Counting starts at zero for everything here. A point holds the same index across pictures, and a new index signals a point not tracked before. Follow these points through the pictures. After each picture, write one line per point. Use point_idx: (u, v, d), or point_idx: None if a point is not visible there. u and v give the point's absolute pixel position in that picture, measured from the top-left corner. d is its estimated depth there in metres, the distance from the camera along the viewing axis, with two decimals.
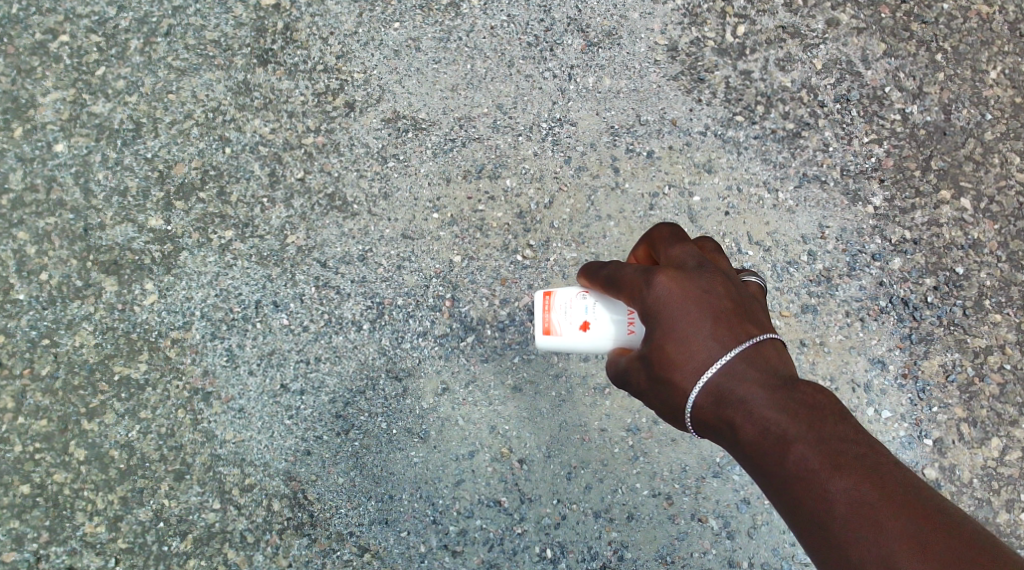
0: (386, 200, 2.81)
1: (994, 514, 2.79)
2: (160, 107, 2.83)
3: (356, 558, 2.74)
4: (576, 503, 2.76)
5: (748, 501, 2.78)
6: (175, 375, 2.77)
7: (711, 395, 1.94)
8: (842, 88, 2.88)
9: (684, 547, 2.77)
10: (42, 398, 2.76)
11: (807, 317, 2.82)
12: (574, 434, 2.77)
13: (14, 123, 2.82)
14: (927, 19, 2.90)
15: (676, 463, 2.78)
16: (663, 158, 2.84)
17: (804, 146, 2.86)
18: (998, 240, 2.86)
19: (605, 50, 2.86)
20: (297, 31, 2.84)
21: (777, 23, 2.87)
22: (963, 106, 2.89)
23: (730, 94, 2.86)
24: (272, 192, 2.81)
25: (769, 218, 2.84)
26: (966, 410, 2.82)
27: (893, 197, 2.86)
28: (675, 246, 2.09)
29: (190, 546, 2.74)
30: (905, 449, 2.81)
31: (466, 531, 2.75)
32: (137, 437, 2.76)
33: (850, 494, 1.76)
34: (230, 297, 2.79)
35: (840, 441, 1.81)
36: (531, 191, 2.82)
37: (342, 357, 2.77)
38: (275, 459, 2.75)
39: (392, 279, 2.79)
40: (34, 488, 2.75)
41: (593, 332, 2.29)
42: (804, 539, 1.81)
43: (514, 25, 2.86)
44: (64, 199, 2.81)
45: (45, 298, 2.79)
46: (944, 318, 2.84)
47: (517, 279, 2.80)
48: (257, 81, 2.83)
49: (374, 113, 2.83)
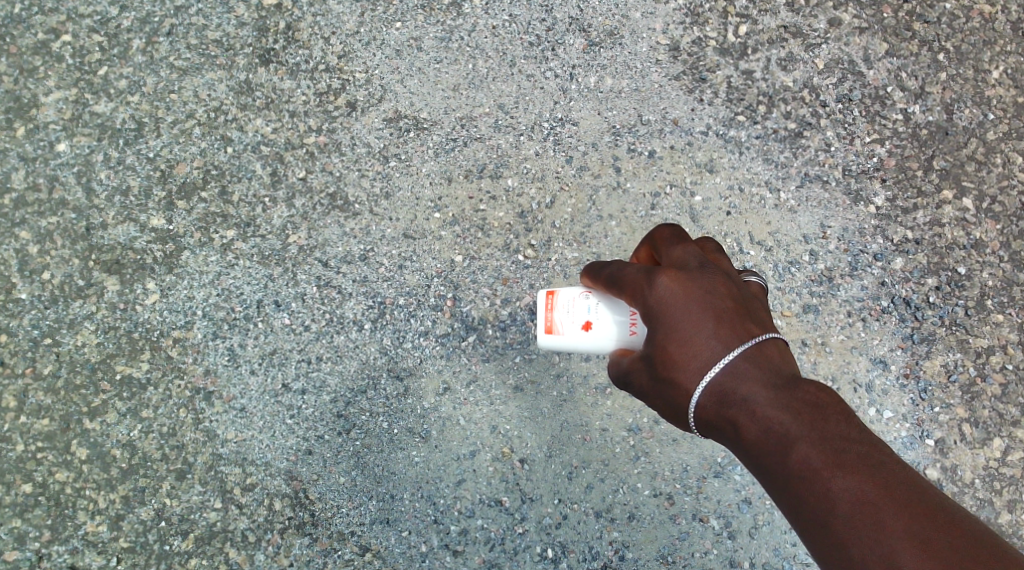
0: (387, 199, 2.81)
1: (996, 514, 2.79)
2: (163, 106, 2.83)
3: (356, 558, 2.74)
4: (577, 503, 2.76)
5: (749, 501, 2.78)
6: (176, 374, 2.77)
7: (714, 395, 1.93)
8: (844, 88, 2.87)
9: (686, 548, 2.77)
10: (44, 397, 2.77)
11: (809, 318, 2.81)
12: (575, 434, 2.77)
13: (17, 122, 2.82)
14: (929, 19, 2.90)
15: (678, 463, 2.77)
16: (665, 158, 2.84)
17: (805, 146, 2.86)
18: (1001, 240, 2.86)
19: (607, 50, 2.86)
20: (299, 31, 2.84)
21: (779, 22, 2.87)
22: (965, 106, 2.89)
23: (732, 93, 2.85)
24: (274, 191, 2.81)
25: (771, 218, 2.83)
26: (968, 410, 2.81)
27: (895, 197, 2.86)
28: (676, 247, 2.10)
29: (192, 545, 2.74)
30: (907, 450, 2.81)
31: (467, 530, 2.75)
32: (138, 436, 2.76)
33: (853, 493, 1.76)
34: (231, 296, 2.79)
35: (842, 440, 1.80)
36: (532, 190, 2.82)
37: (343, 356, 2.77)
38: (276, 458, 2.75)
39: (394, 279, 2.79)
40: (35, 487, 2.75)
41: (594, 332, 2.29)
42: (807, 538, 1.80)
43: (516, 25, 2.85)
44: (66, 198, 2.81)
45: (47, 297, 2.79)
46: (947, 318, 2.83)
47: (518, 279, 2.80)
48: (259, 81, 2.83)
49: (375, 112, 2.83)
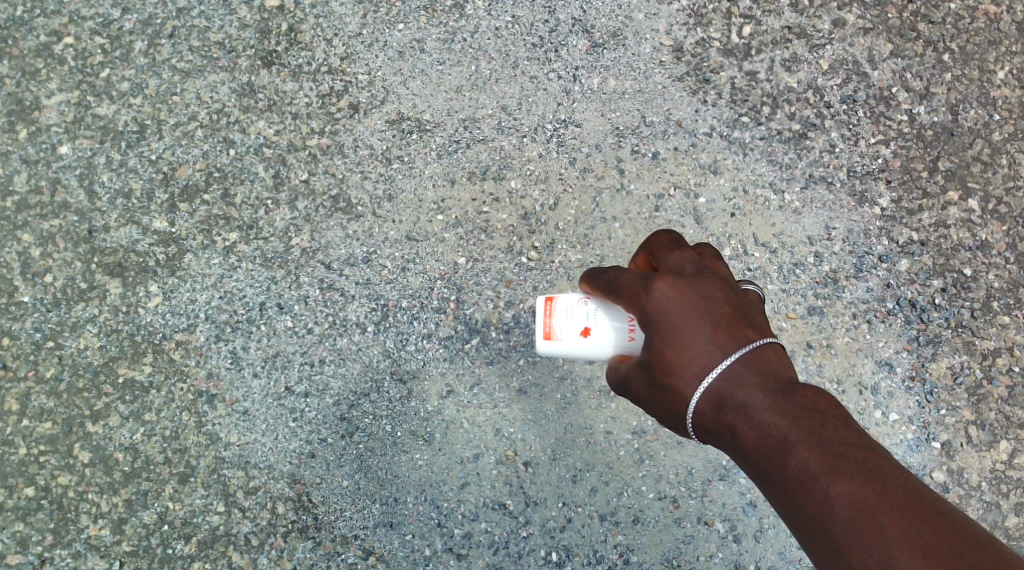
0: (390, 202, 2.81)
1: (1003, 517, 2.78)
2: (165, 108, 2.82)
3: (360, 561, 2.74)
4: (582, 506, 2.75)
5: (754, 504, 2.77)
6: (179, 376, 2.76)
7: (711, 400, 1.92)
8: (849, 89, 2.86)
9: (691, 551, 2.76)
10: (46, 400, 2.76)
11: (814, 320, 2.80)
12: (578, 437, 2.76)
13: (20, 125, 2.82)
14: (934, 19, 2.88)
15: (683, 466, 2.76)
16: (669, 159, 2.83)
17: (810, 147, 2.84)
18: (1007, 241, 2.85)
19: (611, 51, 2.85)
20: (302, 32, 2.84)
21: (783, 23, 2.86)
22: (971, 107, 2.87)
23: (736, 94, 2.84)
24: (277, 193, 2.80)
25: (776, 219, 2.82)
26: (975, 412, 2.80)
27: (901, 198, 2.84)
28: (673, 252, 2.09)
29: (195, 549, 2.74)
30: (913, 452, 2.79)
31: (471, 534, 2.74)
32: (141, 439, 2.75)
33: (851, 497, 1.75)
34: (234, 298, 2.78)
35: (840, 445, 1.79)
36: (536, 192, 2.81)
37: (346, 359, 2.77)
38: (279, 461, 2.74)
39: (397, 281, 2.79)
40: (38, 491, 2.74)
41: (593, 339, 2.28)
42: (806, 543, 1.79)
43: (519, 26, 2.84)
44: (69, 200, 2.80)
45: (50, 300, 2.78)
46: (953, 319, 2.82)
47: (522, 281, 2.79)
48: (262, 82, 2.83)
49: (378, 114, 2.83)
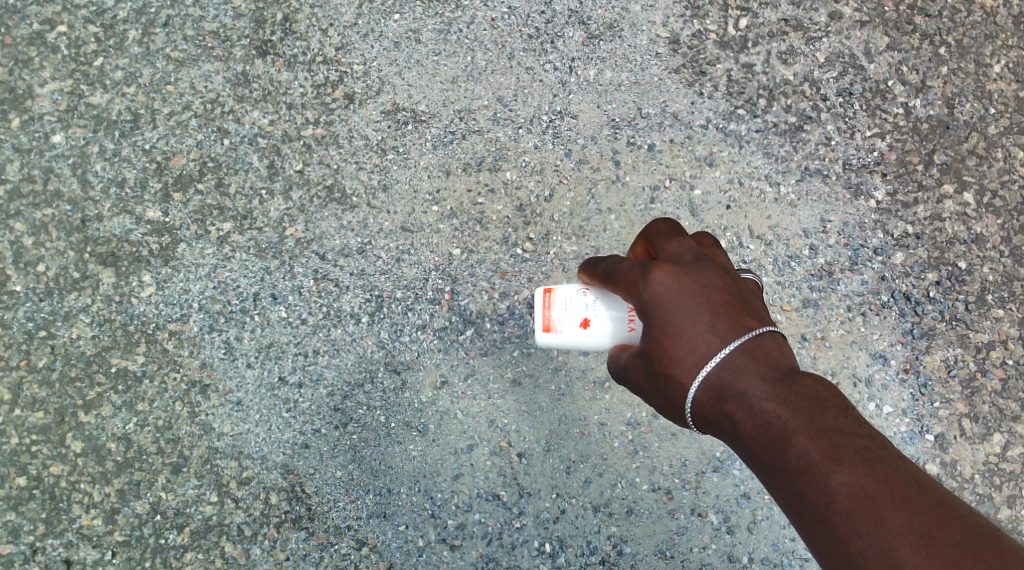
0: (385, 192, 2.80)
1: (995, 510, 2.78)
2: (159, 98, 2.81)
3: (353, 552, 2.73)
4: (576, 498, 2.75)
5: (748, 496, 2.77)
6: (172, 366, 2.75)
7: (710, 389, 1.92)
8: (845, 82, 2.86)
9: (684, 542, 2.76)
10: (38, 390, 2.75)
11: (809, 312, 2.80)
12: (573, 428, 2.76)
13: (12, 113, 2.80)
14: (930, 12, 2.88)
15: (676, 457, 2.76)
16: (665, 151, 2.82)
17: (806, 140, 2.84)
18: (1001, 235, 2.85)
19: (606, 43, 2.84)
20: (297, 22, 2.82)
21: (779, 16, 2.86)
22: (967, 100, 2.87)
23: (732, 87, 2.84)
24: (271, 183, 2.79)
25: (771, 212, 2.82)
26: (968, 404, 2.80)
27: (896, 191, 2.84)
28: (672, 240, 2.08)
29: (188, 539, 2.73)
30: (907, 445, 2.80)
31: (464, 524, 2.74)
32: (134, 429, 2.74)
33: (850, 487, 1.74)
34: (228, 288, 2.77)
35: (841, 434, 1.79)
36: (532, 184, 2.81)
37: (340, 350, 2.76)
38: (273, 451, 2.74)
39: (391, 271, 2.78)
40: (30, 481, 2.73)
41: (593, 329, 2.28)
42: (806, 533, 1.79)
43: (515, 17, 2.84)
44: (62, 189, 2.79)
45: (42, 290, 2.77)
46: (947, 313, 2.82)
47: (517, 272, 2.78)
48: (257, 72, 2.81)
49: (373, 104, 2.82)
